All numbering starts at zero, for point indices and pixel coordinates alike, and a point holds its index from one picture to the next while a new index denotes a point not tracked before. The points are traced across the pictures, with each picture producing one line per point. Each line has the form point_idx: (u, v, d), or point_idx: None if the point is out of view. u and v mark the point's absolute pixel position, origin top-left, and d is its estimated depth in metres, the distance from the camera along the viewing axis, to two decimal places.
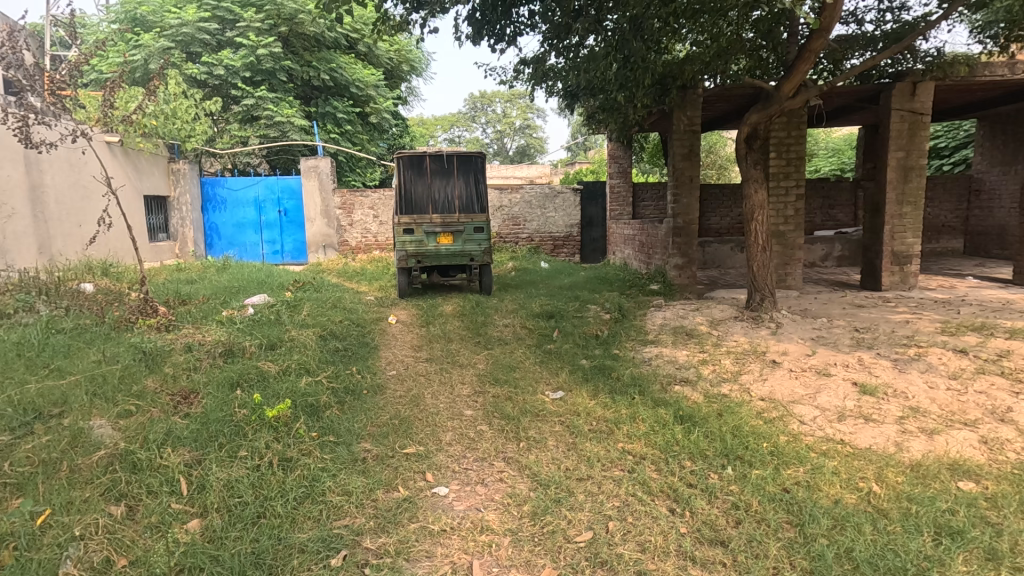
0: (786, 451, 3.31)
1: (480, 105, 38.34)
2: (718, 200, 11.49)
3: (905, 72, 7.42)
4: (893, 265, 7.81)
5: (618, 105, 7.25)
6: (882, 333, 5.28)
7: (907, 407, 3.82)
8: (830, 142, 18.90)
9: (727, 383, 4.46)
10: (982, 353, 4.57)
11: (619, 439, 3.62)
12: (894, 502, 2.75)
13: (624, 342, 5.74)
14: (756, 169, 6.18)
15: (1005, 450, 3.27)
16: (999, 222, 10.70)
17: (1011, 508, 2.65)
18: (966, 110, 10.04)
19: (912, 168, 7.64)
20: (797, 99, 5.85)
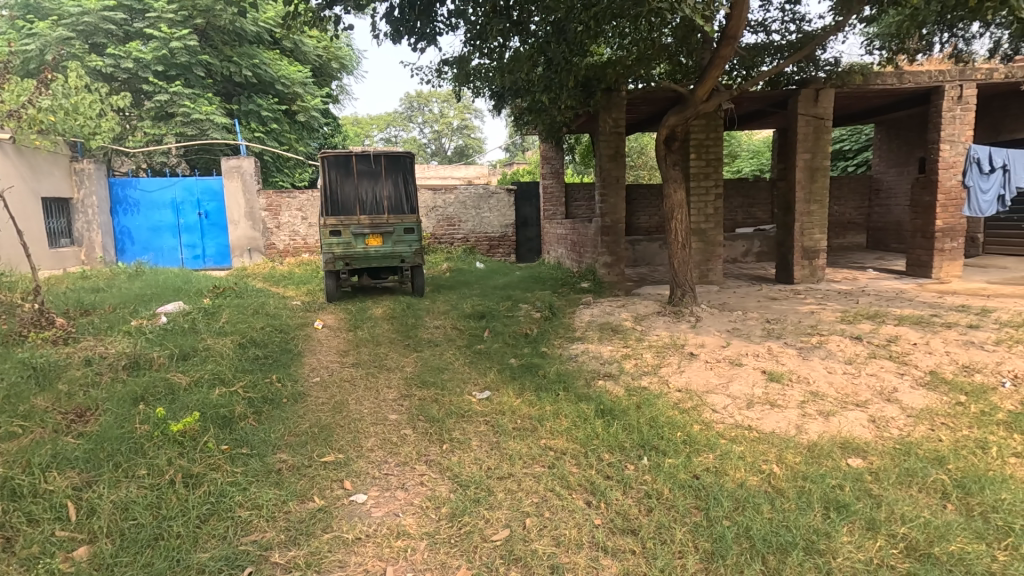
0: (698, 439, 3.46)
1: (416, 105, 37.83)
2: (646, 199, 11.88)
3: (809, 79, 7.95)
4: (803, 260, 8.35)
5: (544, 107, 7.33)
6: (789, 323, 5.64)
7: (808, 392, 4.09)
8: (751, 144, 20.00)
9: (648, 376, 4.63)
10: (874, 339, 4.96)
11: (542, 436, 3.67)
12: (792, 481, 2.93)
13: (552, 340, 5.83)
14: (675, 169, 6.42)
15: (890, 428, 3.56)
16: (895, 219, 11.66)
17: (890, 480, 2.89)
18: (865, 116, 10.87)
19: (817, 169, 8.19)
20: (710, 103, 6.13)
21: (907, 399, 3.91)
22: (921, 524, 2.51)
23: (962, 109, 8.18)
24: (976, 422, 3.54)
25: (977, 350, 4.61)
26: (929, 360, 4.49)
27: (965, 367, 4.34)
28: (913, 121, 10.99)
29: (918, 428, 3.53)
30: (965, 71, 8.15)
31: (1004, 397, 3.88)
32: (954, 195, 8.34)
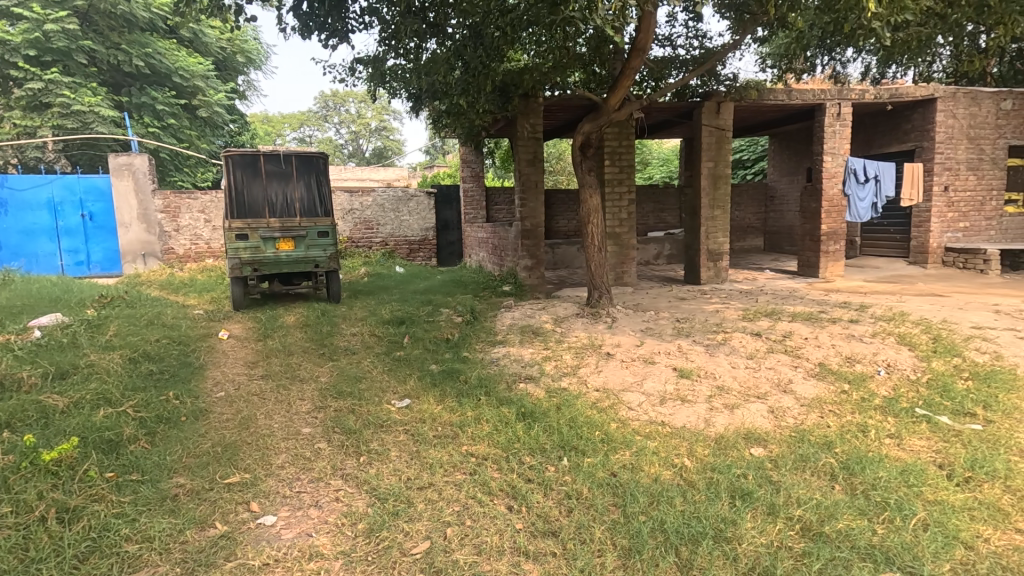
0: (615, 437, 3.56)
1: (332, 105, 36.51)
2: (565, 204, 12.16)
3: (711, 91, 8.46)
4: (709, 262, 8.90)
5: (462, 111, 7.30)
6: (697, 322, 5.96)
7: (714, 386, 4.34)
8: (661, 153, 21.08)
9: (567, 377, 4.71)
10: (772, 335, 5.36)
11: (463, 442, 3.62)
12: (701, 473, 3.09)
13: (474, 344, 5.80)
14: (590, 175, 6.60)
15: (787, 417, 3.85)
16: (787, 224, 12.71)
17: (787, 466, 3.11)
18: (760, 129, 11.77)
19: (720, 177, 8.75)
20: (622, 112, 6.36)
21: (800, 389, 4.24)
22: (813, 505, 2.72)
23: (841, 124, 9.05)
24: (857, 407, 3.91)
25: (858, 343, 5.10)
26: (818, 353, 4.91)
27: (847, 358, 4.78)
28: (801, 135, 12.04)
29: (810, 416, 3.84)
30: (843, 91, 9.03)
31: (880, 384, 4.32)
32: (836, 202, 9.21)
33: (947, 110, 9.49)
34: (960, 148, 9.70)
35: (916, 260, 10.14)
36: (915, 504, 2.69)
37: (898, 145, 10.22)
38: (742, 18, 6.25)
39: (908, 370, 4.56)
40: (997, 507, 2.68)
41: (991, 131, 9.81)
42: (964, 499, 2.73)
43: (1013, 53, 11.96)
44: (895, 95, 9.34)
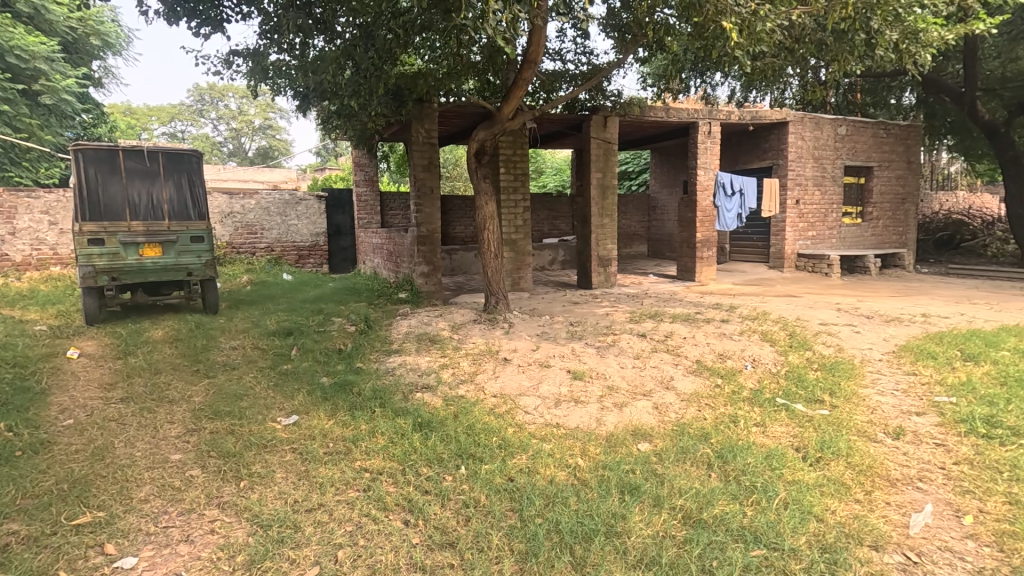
0: (512, 442, 3.60)
1: (209, 99, 33.62)
2: (461, 210, 12.16)
3: (599, 106, 8.88)
4: (599, 268, 9.35)
5: (353, 113, 7.05)
6: (589, 325, 6.23)
7: (605, 386, 4.55)
8: (554, 163, 21.86)
9: (464, 384, 4.68)
10: (655, 335, 5.73)
11: (357, 458, 3.46)
12: (594, 471, 3.21)
13: (368, 354, 5.58)
14: (485, 182, 6.64)
15: (669, 412, 4.12)
16: (668, 232, 13.71)
17: (670, 459, 3.33)
18: (642, 143, 12.60)
19: (607, 187, 9.21)
20: (515, 121, 6.47)
21: (680, 385, 4.57)
22: (693, 494, 2.92)
23: (711, 142, 9.94)
24: (729, 400, 4.29)
25: (729, 340, 5.60)
26: (695, 351, 5.32)
27: (720, 355, 5.23)
28: (678, 150, 13.07)
29: (689, 410, 4.15)
30: (713, 112, 9.92)
31: (747, 377, 4.78)
32: (709, 212, 10.09)
33: (796, 132, 10.79)
34: (808, 166, 11.05)
35: (775, 265, 11.39)
36: (778, 485, 2.99)
37: (759, 162, 11.42)
38: (624, 38, 6.64)
39: (770, 364, 5.08)
40: (841, 482, 3.06)
41: (831, 153, 11.28)
42: (816, 477, 3.08)
43: (846, 86, 13.83)
44: (755, 117, 10.43)
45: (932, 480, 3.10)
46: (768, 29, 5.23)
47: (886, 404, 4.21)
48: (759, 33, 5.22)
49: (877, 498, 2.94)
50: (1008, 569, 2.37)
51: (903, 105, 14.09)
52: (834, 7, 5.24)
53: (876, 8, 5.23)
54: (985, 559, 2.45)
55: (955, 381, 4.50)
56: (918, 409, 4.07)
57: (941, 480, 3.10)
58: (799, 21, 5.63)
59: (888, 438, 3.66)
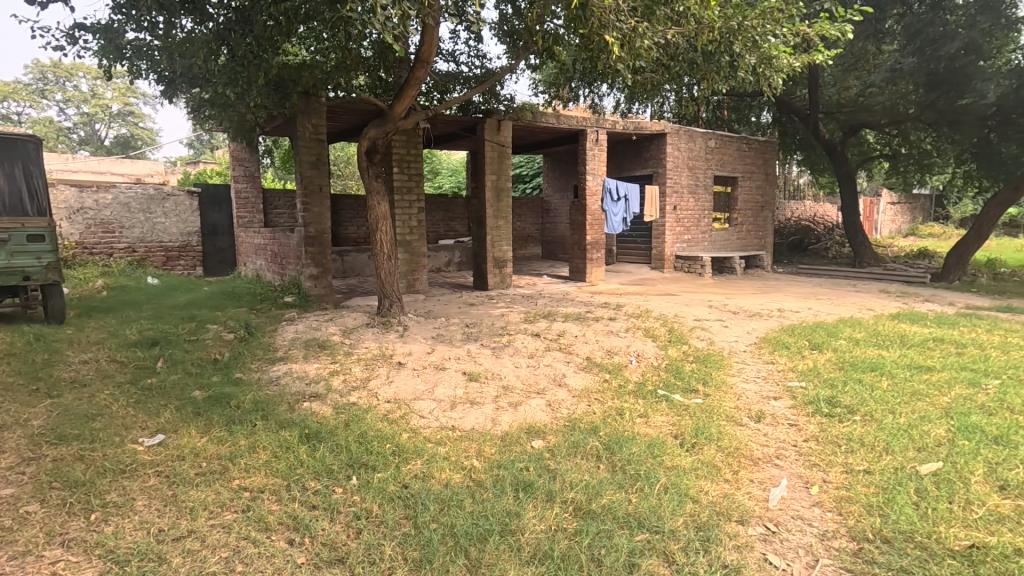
0: (406, 447, 3.51)
1: (52, 77, 29.32)
2: (353, 210, 11.70)
3: (492, 109, 8.99)
4: (495, 269, 9.45)
5: (229, 103, 6.51)
6: (485, 326, 6.26)
7: (500, 386, 4.60)
8: (450, 163, 21.78)
9: (357, 391, 4.50)
10: (548, 335, 5.90)
11: (235, 476, 3.19)
12: (488, 471, 3.23)
13: (249, 363, 5.17)
14: (377, 181, 6.42)
15: (562, 409, 4.26)
16: (560, 235, 14.20)
17: (562, 454, 3.44)
18: (535, 148, 12.94)
19: (502, 190, 9.34)
20: (407, 120, 6.32)
21: (572, 382, 4.75)
22: (583, 487, 3.04)
23: (598, 148, 10.44)
24: (616, 393, 4.53)
25: (615, 337, 5.91)
26: (585, 348, 5.56)
27: (608, 352, 5.51)
28: (569, 156, 13.58)
29: (580, 405, 4.32)
30: (600, 121, 10.44)
31: (632, 371, 5.07)
32: (597, 216, 10.59)
33: (674, 143, 11.67)
34: (684, 175, 12.00)
35: (656, 266, 12.23)
36: (659, 472, 3.20)
37: (641, 169, 12.20)
38: (516, 44, 6.78)
39: (652, 358, 5.44)
40: (713, 464, 3.34)
41: (703, 163, 12.34)
42: (692, 462, 3.34)
43: (715, 103, 15.19)
44: (637, 127, 11.13)
45: (787, 457, 3.48)
46: (646, 46, 5.59)
47: (750, 390, 4.68)
48: (638, 49, 5.56)
49: (743, 477, 3.24)
50: (846, 529, 2.70)
51: (762, 123, 15.78)
52: (703, 30, 5.76)
53: (737, 34, 5.84)
54: (828, 523, 2.78)
55: (804, 367, 5.11)
56: (775, 394, 4.56)
57: (794, 456, 3.50)
58: (674, 40, 6.08)
59: (752, 421, 4.07)
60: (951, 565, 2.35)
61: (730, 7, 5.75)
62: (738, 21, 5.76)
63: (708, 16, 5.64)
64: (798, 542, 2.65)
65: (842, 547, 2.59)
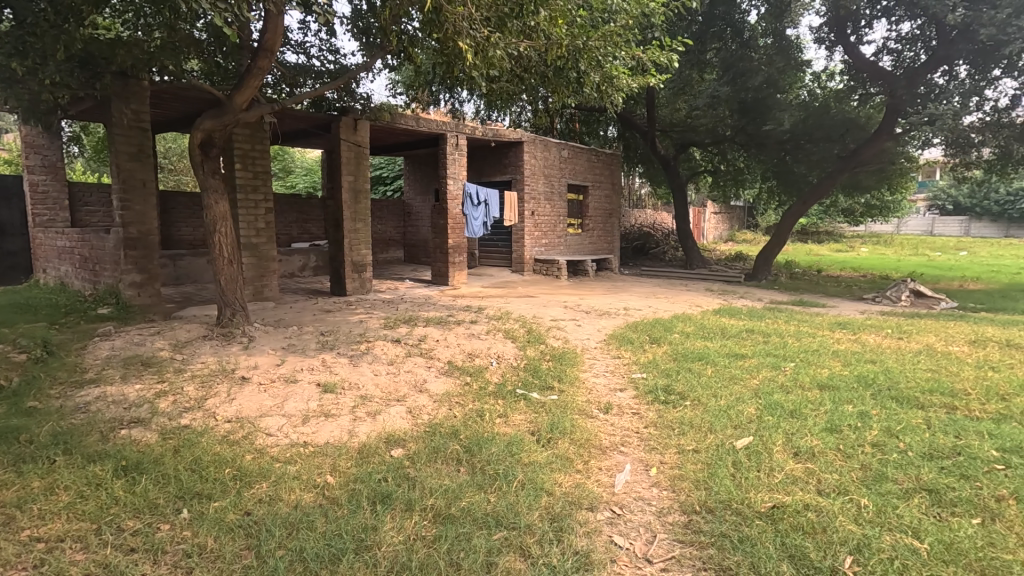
0: (250, 470, 3.20)
1: None
2: (187, 209, 10.46)
3: (348, 108, 8.60)
4: (354, 274, 9.06)
5: (18, 80, 5.43)
6: (341, 334, 5.97)
7: (358, 396, 4.40)
8: (304, 162, 20.53)
9: (189, 413, 4.01)
10: (409, 340, 5.79)
11: (23, 527, 2.65)
12: (344, 487, 3.07)
13: (47, 389, 4.34)
14: (215, 178, 5.79)
15: (422, 415, 4.21)
16: (422, 238, 14.06)
17: (422, 460, 3.39)
18: (395, 150, 12.66)
19: (360, 192, 8.99)
20: (250, 113, 5.79)
21: (433, 387, 4.71)
22: (442, 492, 3.02)
23: (459, 153, 10.50)
24: (477, 395, 4.59)
25: (476, 340, 6.00)
26: (446, 352, 5.55)
27: (469, 355, 5.57)
28: (430, 159, 13.50)
29: (442, 410, 4.30)
30: (459, 126, 10.53)
31: (492, 373, 5.17)
32: (458, 220, 10.66)
33: (530, 152, 12.18)
34: (540, 182, 12.56)
35: (516, 269, 12.67)
36: (516, 469, 3.29)
37: (501, 175, 12.55)
38: (371, 42, 6.58)
39: (512, 359, 5.61)
40: (566, 457, 3.52)
41: (557, 172, 13.03)
42: (547, 456, 3.49)
43: (567, 116, 16.17)
44: (495, 135, 11.43)
45: (630, 444, 3.80)
46: (498, 56, 5.73)
47: (599, 384, 5.03)
48: (492, 58, 5.70)
49: (592, 466, 3.47)
50: (678, 504, 3.01)
51: (609, 137, 17.14)
52: (551, 46, 6.06)
53: (582, 53, 6.26)
54: (665, 500, 3.08)
55: (645, 360, 5.62)
56: (620, 386, 4.97)
57: (636, 443, 3.83)
58: (526, 53, 6.33)
59: (601, 413, 4.37)
60: (759, 524, 2.72)
61: (576, 27, 6.15)
62: (582, 41, 6.19)
63: (556, 33, 5.95)
64: (639, 521, 2.90)
65: (675, 522, 2.88)
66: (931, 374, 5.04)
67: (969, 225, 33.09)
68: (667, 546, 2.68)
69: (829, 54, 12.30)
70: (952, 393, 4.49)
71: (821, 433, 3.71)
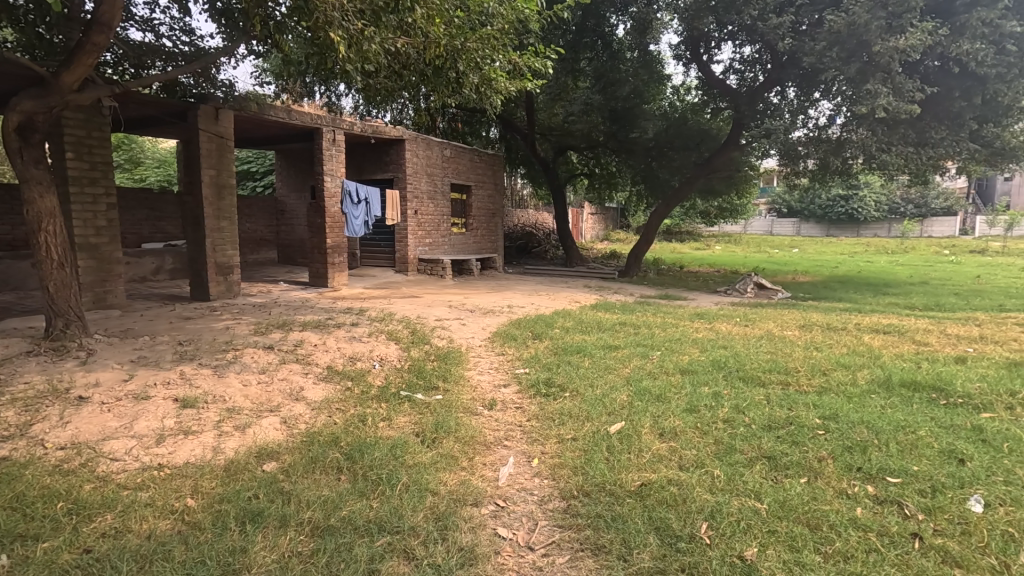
0: (90, 502, 2.81)
1: None
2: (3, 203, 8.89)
3: (207, 95, 7.85)
4: (218, 276, 8.30)
5: None
6: (204, 342, 5.45)
7: (224, 410, 4.04)
8: (157, 153, 18.44)
9: (9, 443, 3.41)
10: (283, 346, 5.44)
11: None
12: (207, 510, 2.80)
13: None
14: (38, 169, 4.99)
15: (298, 424, 3.98)
16: (298, 237, 13.26)
17: (298, 472, 3.21)
18: (265, 144, 11.79)
19: (223, 187, 8.25)
20: (83, 95, 5.06)
21: (310, 395, 4.47)
22: (320, 503, 2.88)
23: (336, 149, 10.05)
24: (358, 400, 4.43)
25: (357, 343, 5.79)
26: (325, 357, 5.29)
27: (350, 358, 5.36)
28: (305, 154, 12.75)
29: (320, 418, 4.09)
30: (336, 120, 10.07)
31: (375, 376, 5.02)
32: (337, 219, 10.17)
33: (412, 150, 11.98)
34: (422, 181, 12.42)
35: (400, 269, 12.40)
36: (400, 472, 3.23)
37: (381, 173, 12.20)
38: (234, 26, 6.08)
39: (395, 361, 5.49)
40: (451, 455, 3.53)
41: (440, 171, 12.96)
42: (432, 456, 3.47)
43: (449, 115, 16.19)
44: (375, 131, 11.07)
45: (513, 438, 3.90)
46: (373, 50, 5.60)
47: (483, 381, 5.11)
48: (366, 52, 5.54)
49: (476, 461, 3.52)
50: (558, 491, 3.15)
51: (491, 138, 17.42)
52: (429, 44, 6.01)
53: (460, 54, 6.29)
54: (546, 488, 3.21)
55: (527, 355, 5.80)
56: (503, 382, 5.09)
57: (519, 436, 3.93)
58: (403, 50, 6.22)
59: (485, 409, 4.43)
60: (629, 502, 2.94)
61: (453, 27, 6.14)
62: (461, 42, 6.21)
63: (434, 32, 5.87)
64: (522, 511, 2.99)
65: (555, 508, 3.01)
66: (769, 355, 5.77)
67: (799, 225, 38.83)
68: (548, 532, 2.80)
69: (686, 69, 13.55)
70: (785, 371, 5.19)
71: (682, 414, 4.09)
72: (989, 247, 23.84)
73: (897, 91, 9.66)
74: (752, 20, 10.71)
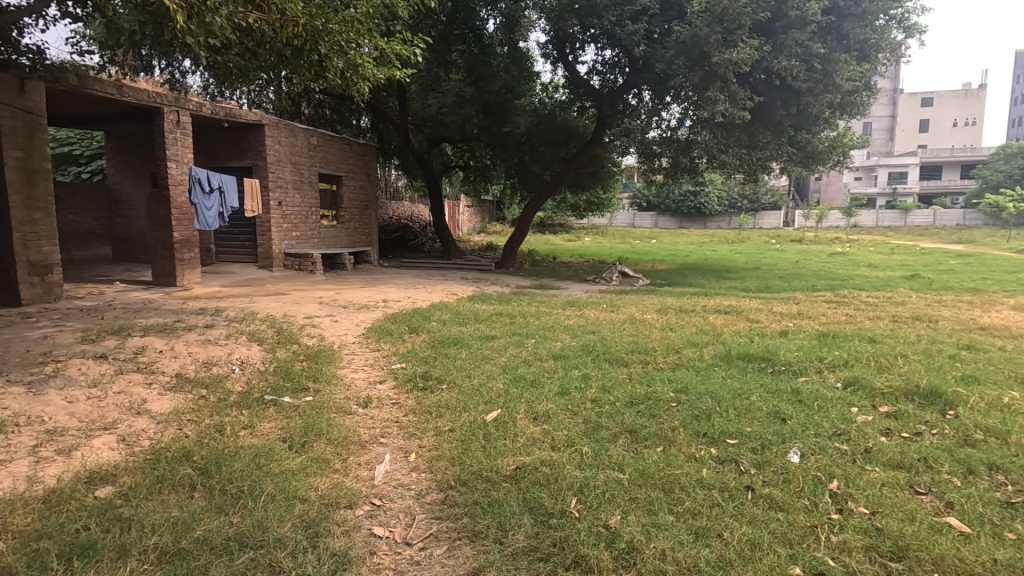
0: None
1: None
2: None
3: (7, 61, 6.51)
4: (32, 277, 7.05)
5: None
6: (13, 355, 4.60)
7: (42, 433, 3.45)
8: None
9: None
10: (120, 354, 4.77)
11: None
12: (20, 551, 2.38)
13: None
14: None
15: (141, 441, 3.53)
16: (138, 231, 11.71)
17: (141, 495, 2.85)
18: (89, 123, 10.22)
19: (35, 172, 7.01)
20: None
21: (155, 407, 3.99)
22: (169, 525, 2.59)
23: (181, 132, 8.99)
24: (215, 409, 4.03)
25: (213, 346, 5.27)
26: (173, 364, 4.74)
27: (204, 364, 4.86)
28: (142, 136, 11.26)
29: (167, 432, 3.67)
30: (180, 100, 9.00)
31: (235, 382, 4.60)
32: (185, 210, 9.12)
33: (272, 136, 11.10)
34: (286, 170, 11.58)
35: (263, 265, 11.45)
36: (264, 482, 3.01)
37: (237, 160, 11.17)
38: None
39: (258, 363, 5.09)
40: (322, 458, 3.36)
41: (305, 159, 12.18)
42: (301, 462, 3.28)
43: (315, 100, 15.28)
44: (228, 114, 10.08)
45: (389, 434, 3.82)
46: (218, 23, 5.08)
47: (357, 379, 4.93)
48: (209, 25, 5.02)
49: (350, 462, 3.39)
50: (435, 483, 3.15)
51: (362, 126, 16.77)
52: (286, 22, 5.59)
53: (322, 35, 5.90)
54: (423, 482, 3.18)
55: (404, 350, 5.69)
56: (379, 378, 4.95)
57: (396, 432, 3.85)
58: (256, 25, 5.70)
59: (359, 408, 4.28)
60: (504, 487, 3.01)
61: (313, 6, 5.74)
62: (321, 23, 5.80)
63: (290, 9, 5.47)
64: (399, 507, 2.94)
65: (433, 500, 3.00)
66: (632, 338, 6.24)
67: (657, 219, 42.39)
68: (425, 525, 2.78)
69: (553, 68, 14.08)
70: (645, 351, 5.65)
71: (554, 397, 4.28)
72: (805, 237, 27.94)
73: (733, 99, 10.91)
74: (611, 26, 11.41)
